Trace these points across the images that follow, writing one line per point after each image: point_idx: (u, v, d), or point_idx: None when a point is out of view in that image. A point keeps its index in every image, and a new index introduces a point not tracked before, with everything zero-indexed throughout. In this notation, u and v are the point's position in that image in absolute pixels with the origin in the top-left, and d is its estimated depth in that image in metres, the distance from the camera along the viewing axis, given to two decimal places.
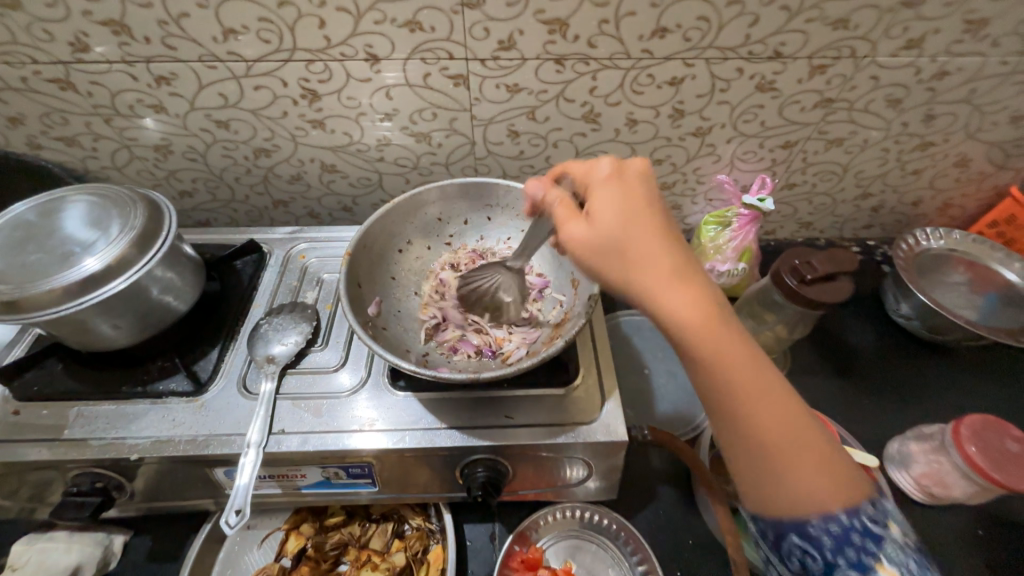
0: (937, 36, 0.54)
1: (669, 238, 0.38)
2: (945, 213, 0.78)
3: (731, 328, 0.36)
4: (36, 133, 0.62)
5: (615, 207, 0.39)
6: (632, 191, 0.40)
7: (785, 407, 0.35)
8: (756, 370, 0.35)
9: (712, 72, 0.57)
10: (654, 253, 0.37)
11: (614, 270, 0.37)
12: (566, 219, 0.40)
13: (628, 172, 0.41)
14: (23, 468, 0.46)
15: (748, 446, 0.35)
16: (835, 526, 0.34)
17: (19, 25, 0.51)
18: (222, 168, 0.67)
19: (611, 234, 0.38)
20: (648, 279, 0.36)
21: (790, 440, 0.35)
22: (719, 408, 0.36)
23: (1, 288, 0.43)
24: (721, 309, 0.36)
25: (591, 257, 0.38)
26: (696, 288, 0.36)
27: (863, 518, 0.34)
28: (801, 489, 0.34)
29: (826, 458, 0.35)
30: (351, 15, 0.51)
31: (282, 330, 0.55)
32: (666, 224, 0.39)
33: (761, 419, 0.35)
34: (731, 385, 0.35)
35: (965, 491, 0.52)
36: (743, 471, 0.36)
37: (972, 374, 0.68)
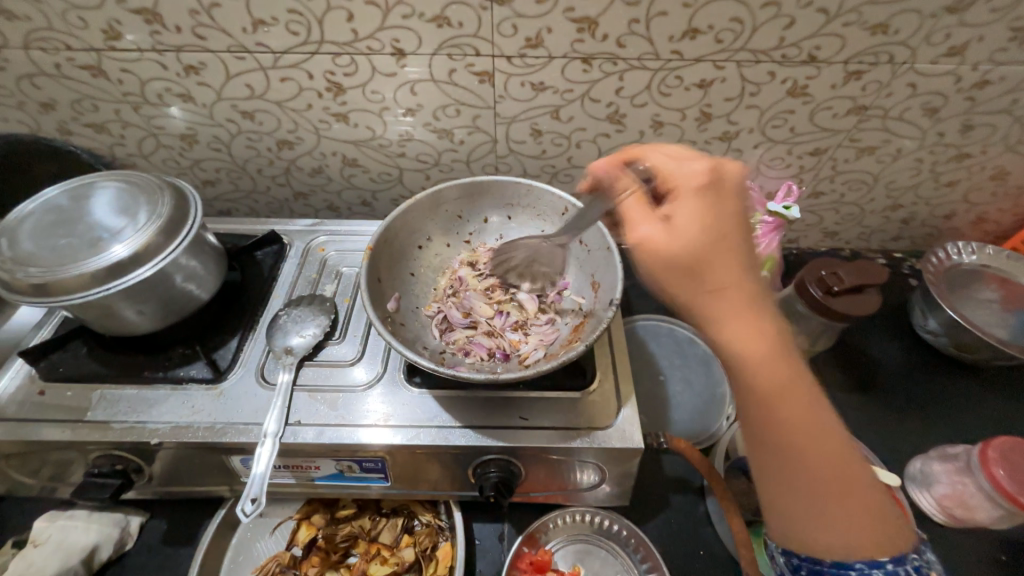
0: (980, 44, 0.52)
1: (750, 262, 0.36)
2: (978, 227, 0.76)
3: (791, 362, 0.35)
4: (67, 119, 0.63)
5: (698, 215, 0.37)
6: (720, 201, 0.38)
7: (838, 447, 0.35)
8: (811, 406, 0.35)
9: (742, 76, 0.56)
10: (732, 276, 0.35)
11: (682, 286, 0.36)
12: (639, 218, 0.40)
13: (715, 179, 0.38)
14: (46, 447, 0.47)
15: (792, 477, 0.35)
16: (879, 575, 0.33)
17: (55, 12, 0.52)
18: (246, 158, 0.68)
19: (689, 245, 0.36)
20: (716, 299, 0.35)
21: (839, 479, 0.34)
22: (768, 438, 0.35)
23: (32, 271, 0.44)
24: (785, 343, 0.36)
25: (659, 264, 0.37)
26: (763, 317, 0.35)
27: (909, 569, 0.34)
28: (842, 530, 0.34)
29: (870, 500, 0.35)
30: (379, 9, 0.51)
31: (301, 322, 0.55)
32: (749, 244, 0.37)
33: (813, 455, 0.34)
34: (786, 418, 0.34)
35: (990, 514, 0.51)
36: (780, 503, 0.36)
37: (1000, 395, 0.66)
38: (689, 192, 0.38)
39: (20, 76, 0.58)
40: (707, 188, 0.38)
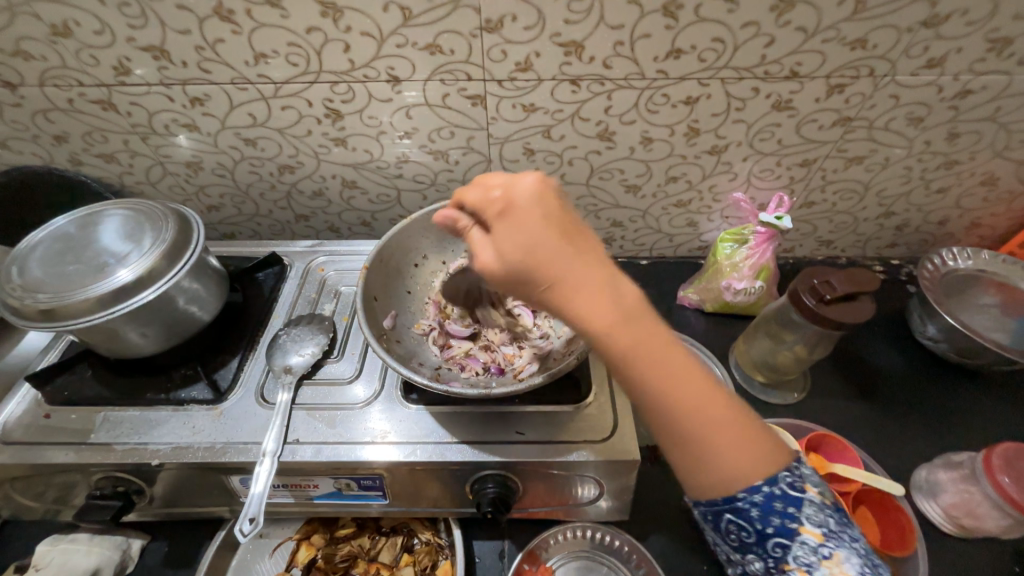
0: (958, 55, 0.54)
1: (578, 257, 0.35)
2: (974, 233, 0.76)
3: (646, 331, 0.35)
4: (79, 150, 0.66)
5: (514, 235, 0.35)
6: (529, 214, 0.35)
7: (709, 399, 0.35)
8: (677, 369, 0.35)
9: (727, 92, 0.57)
10: (564, 277, 0.34)
11: (528, 297, 0.36)
12: (475, 246, 0.37)
13: (523, 193, 0.36)
14: (50, 470, 0.48)
15: (676, 441, 0.36)
16: (759, 497, 0.36)
17: (69, 51, 0.55)
18: (249, 183, 0.70)
19: (518, 266, 0.35)
20: (563, 302, 0.35)
21: (716, 432, 0.35)
22: (645, 408, 0.36)
23: (40, 296, 0.45)
24: (638, 314, 0.35)
25: (504, 286, 0.36)
26: (608, 296, 0.35)
27: (783, 486, 0.36)
28: (728, 476, 0.36)
29: (748, 436, 0.36)
30: (374, 39, 0.53)
31: (300, 341, 0.56)
32: (573, 237, 0.36)
33: (686, 417, 0.35)
34: (653, 388, 0.35)
35: (999, 523, 0.50)
36: (677, 462, 0.37)
37: (1005, 400, 0.65)
38: (500, 214, 0.36)
39: (35, 112, 0.61)
40: (514, 208, 0.36)
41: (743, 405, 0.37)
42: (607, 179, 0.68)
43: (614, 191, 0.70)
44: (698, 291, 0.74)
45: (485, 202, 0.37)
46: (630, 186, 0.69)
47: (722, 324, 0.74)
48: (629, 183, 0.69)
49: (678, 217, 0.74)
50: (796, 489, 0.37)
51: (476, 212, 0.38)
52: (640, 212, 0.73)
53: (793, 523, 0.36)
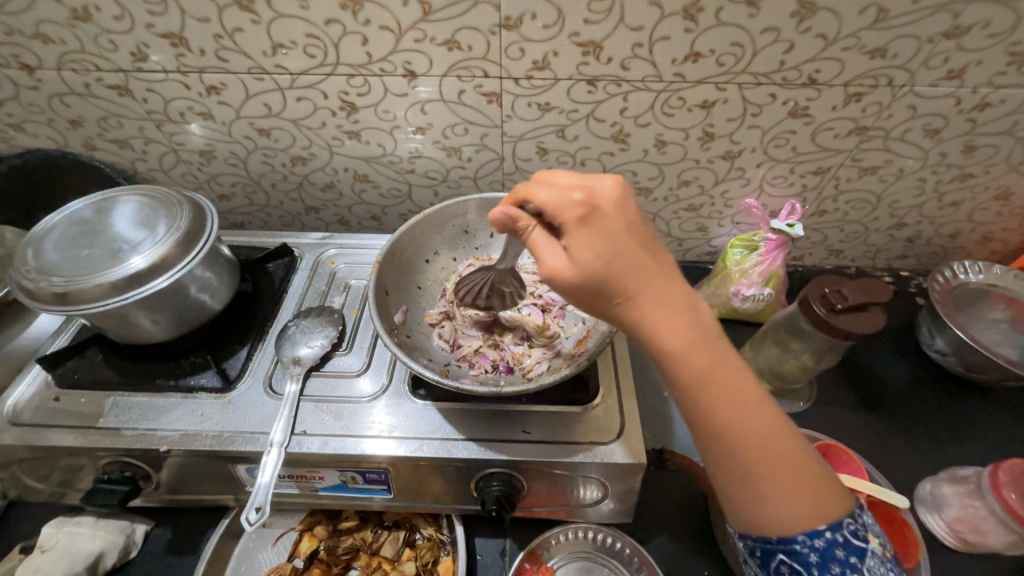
0: (979, 68, 0.53)
1: (655, 270, 0.36)
2: (985, 247, 0.76)
3: (714, 349, 0.37)
4: (93, 135, 0.66)
5: (594, 241, 0.36)
6: (613, 223, 0.36)
7: (766, 425, 0.37)
8: (739, 390, 0.37)
9: (743, 97, 0.57)
10: (640, 288, 0.36)
11: (599, 305, 0.37)
12: (544, 251, 0.38)
13: (601, 197, 0.37)
14: (56, 453, 0.48)
15: (732, 462, 0.37)
16: (820, 543, 0.36)
17: (88, 36, 0.55)
18: (261, 173, 0.70)
19: (594, 272, 0.35)
20: (637, 312, 0.36)
21: (773, 457, 0.36)
22: (703, 426, 0.37)
23: (54, 280, 0.46)
24: (708, 333, 0.37)
25: (574, 291, 0.37)
26: (679, 313, 0.36)
27: (846, 533, 0.37)
28: (778, 504, 0.37)
29: (804, 469, 0.37)
30: (393, 33, 0.53)
31: (309, 333, 0.56)
32: (650, 249, 0.37)
33: (748, 442, 0.36)
34: (717, 407, 0.36)
35: (1002, 540, 0.50)
36: (728, 486, 0.38)
37: (1011, 416, 0.65)
38: (579, 218, 0.36)
39: (51, 96, 0.61)
40: (595, 212, 0.36)
41: (797, 434, 0.39)
42: None
43: None
44: (706, 296, 0.74)
45: (562, 202, 0.37)
46: (642, 188, 0.69)
47: (729, 330, 0.74)
48: (641, 186, 0.69)
49: (688, 221, 0.74)
50: (860, 539, 0.37)
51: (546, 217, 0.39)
52: (651, 215, 0.73)
53: (854, 574, 0.36)
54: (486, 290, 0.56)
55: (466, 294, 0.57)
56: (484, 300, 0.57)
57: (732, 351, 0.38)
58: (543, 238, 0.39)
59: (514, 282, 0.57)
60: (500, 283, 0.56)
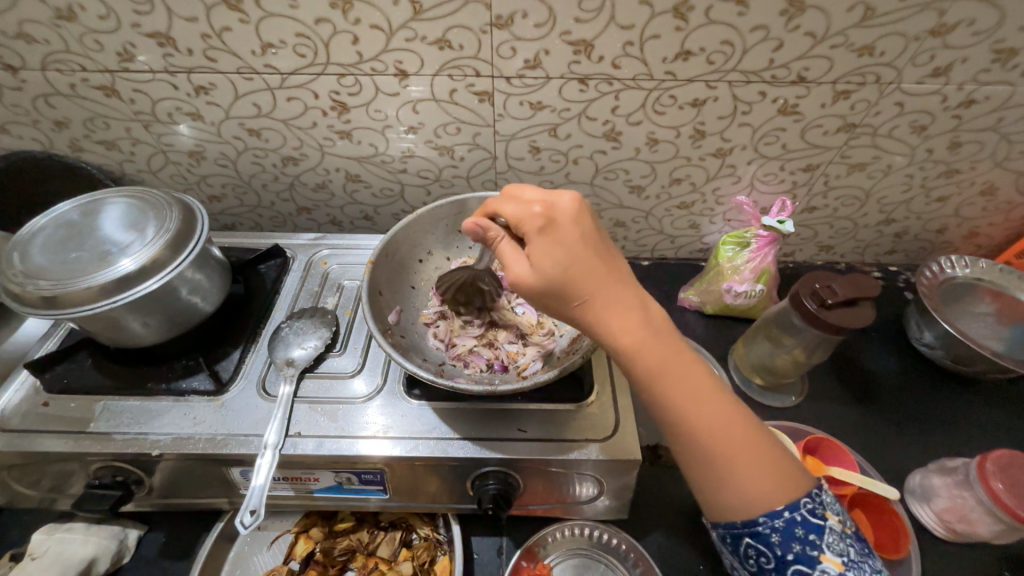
0: (964, 65, 0.54)
1: (611, 274, 0.38)
2: (971, 241, 0.77)
3: (669, 347, 0.38)
4: (79, 136, 0.65)
5: (553, 247, 0.37)
6: (569, 231, 0.37)
7: (725, 416, 0.38)
8: (698, 384, 0.38)
9: (734, 95, 0.58)
10: (597, 293, 0.37)
11: (560, 310, 0.38)
12: (508, 259, 0.39)
13: (559, 208, 0.38)
14: (46, 459, 0.47)
15: (696, 453, 0.38)
16: (780, 522, 0.37)
17: (73, 36, 0.54)
18: (251, 174, 0.70)
19: (554, 278, 0.36)
20: (595, 315, 0.37)
21: (735, 446, 0.37)
22: (666, 422, 0.38)
23: (42, 283, 0.45)
24: (663, 332, 0.39)
25: (537, 298, 0.38)
26: (635, 316, 0.38)
27: (804, 512, 0.37)
28: (744, 490, 0.37)
29: (766, 455, 0.38)
30: (383, 32, 0.53)
31: (302, 334, 0.56)
32: (605, 254, 0.38)
33: (709, 432, 0.37)
34: (677, 401, 0.37)
35: (990, 529, 0.51)
36: (696, 475, 0.39)
37: (998, 407, 0.66)
38: (538, 228, 0.38)
39: (36, 96, 0.60)
40: (552, 223, 0.38)
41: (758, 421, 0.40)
42: (612, 178, 0.68)
43: (618, 191, 0.70)
44: (699, 293, 0.74)
45: (522, 213, 0.39)
46: (634, 187, 0.69)
47: (722, 326, 0.74)
48: (633, 184, 0.69)
49: (680, 218, 0.74)
50: (818, 516, 0.37)
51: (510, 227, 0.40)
52: (643, 213, 0.73)
53: (814, 551, 0.36)
54: (463, 285, 0.57)
55: (445, 288, 0.58)
56: (463, 296, 0.57)
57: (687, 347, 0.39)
58: (507, 247, 0.40)
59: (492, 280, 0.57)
60: (479, 280, 0.57)
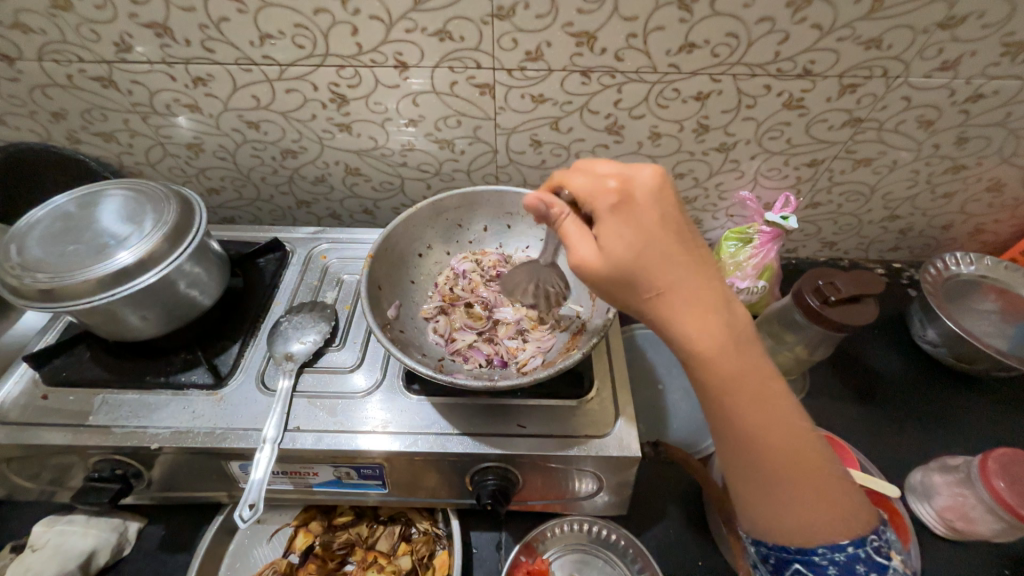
0: (973, 58, 0.53)
1: (689, 266, 0.37)
2: (977, 238, 0.76)
3: (743, 352, 0.37)
4: (77, 128, 0.65)
5: (627, 231, 0.37)
6: (646, 214, 0.38)
7: (790, 432, 0.37)
8: (767, 395, 0.37)
9: (738, 89, 0.57)
10: (671, 284, 0.36)
11: (625, 297, 0.38)
12: (575, 240, 0.40)
13: (639, 188, 0.38)
14: (45, 451, 0.48)
15: (752, 465, 0.37)
16: (841, 556, 0.36)
17: (69, 25, 0.54)
18: (250, 167, 0.69)
19: (625, 261, 0.37)
20: (665, 305, 0.37)
21: (793, 460, 0.36)
22: (722, 425, 0.37)
23: (39, 276, 0.45)
24: (738, 336, 0.37)
25: (601, 281, 0.38)
26: (712, 315, 0.37)
27: (869, 550, 0.37)
28: (794, 507, 0.37)
29: (824, 479, 0.37)
30: (383, 23, 0.52)
31: (301, 329, 0.56)
32: (683, 244, 0.37)
33: (771, 447, 0.36)
34: (740, 409, 0.36)
35: (991, 527, 0.50)
36: (744, 485, 0.38)
37: (1000, 406, 0.65)
38: (613, 206, 0.38)
39: (33, 87, 0.60)
40: (629, 201, 0.38)
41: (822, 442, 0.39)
42: None
43: None
44: None
45: (596, 190, 0.39)
46: None
47: None
48: None
49: (683, 213, 0.74)
50: (882, 556, 0.37)
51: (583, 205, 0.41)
52: None
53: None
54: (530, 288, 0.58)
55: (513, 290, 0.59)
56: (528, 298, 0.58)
57: (763, 356, 0.38)
58: (574, 227, 0.41)
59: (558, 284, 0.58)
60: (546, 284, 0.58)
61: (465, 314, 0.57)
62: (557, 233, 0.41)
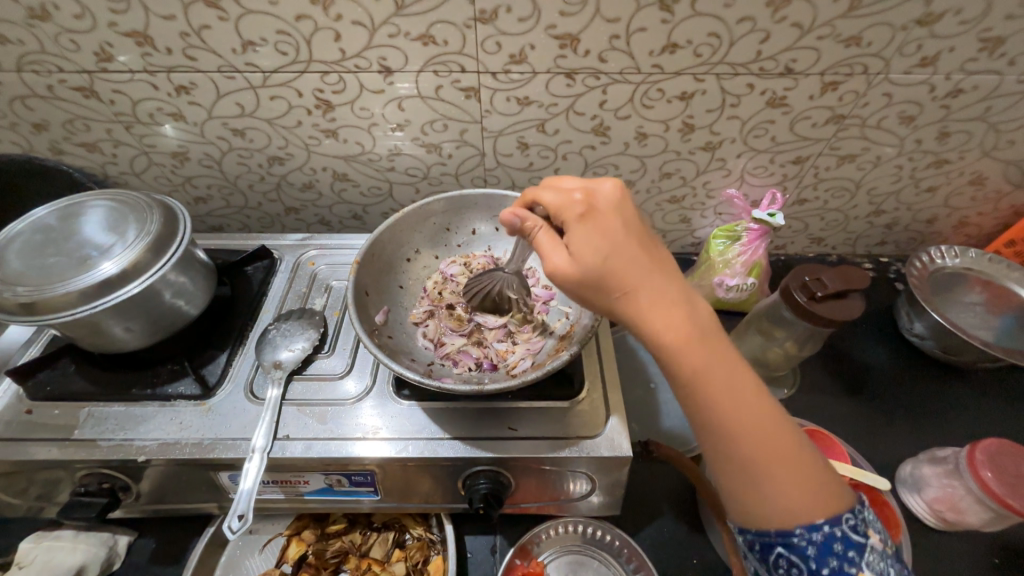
0: (951, 54, 0.54)
1: (653, 265, 0.38)
2: (961, 231, 0.77)
3: (713, 346, 0.37)
4: (59, 139, 0.64)
5: (593, 236, 0.38)
6: (610, 220, 0.39)
7: (763, 419, 0.37)
8: (739, 385, 0.37)
9: (722, 88, 0.57)
10: (638, 284, 0.37)
11: (598, 302, 0.38)
12: (547, 249, 0.40)
13: (601, 198, 0.40)
14: (32, 467, 0.47)
15: (733, 458, 0.37)
16: (818, 536, 0.36)
17: (48, 36, 0.53)
18: (237, 175, 0.69)
19: (594, 265, 0.37)
20: (635, 305, 0.37)
21: (770, 448, 0.36)
22: (700, 420, 0.37)
23: (20, 289, 0.44)
24: (705, 329, 0.38)
25: (574, 287, 0.38)
26: (680, 310, 0.37)
27: (845, 528, 0.36)
28: (778, 497, 0.36)
29: (801, 463, 0.37)
30: (365, 28, 0.52)
31: (290, 336, 0.55)
32: (646, 246, 0.39)
33: (750, 438, 0.36)
34: (715, 401, 0.36)
35: (980, 517, 0.51)
36: (730, 482, 0.38)
37: (988, 397, 0.66)
38: (580, 215, 0.40)
39: (13, 98, 0.59)
40: (594, 211, 0.40)
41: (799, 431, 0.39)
42: (602, 173, 0.68)
43: None
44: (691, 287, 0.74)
45: (565, 203, 0.41)
46: (624, 181, 0.69)
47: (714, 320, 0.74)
48: (623, 179, 0.69)
49: (671, 213, 0.74)
50: (859, 533, 0.36)
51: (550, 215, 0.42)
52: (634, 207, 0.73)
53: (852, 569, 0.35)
54: (492, 293, 0.57)
55: (474, 295, 0.58)
56: (490, 301, 0.57)
57: (730, 348, 0.38)
58: (545, 236, 0.41)
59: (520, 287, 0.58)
60: (506, 288, 0.57)
61: (450, 318, 0.57)
62: (529, 243, 0.42)
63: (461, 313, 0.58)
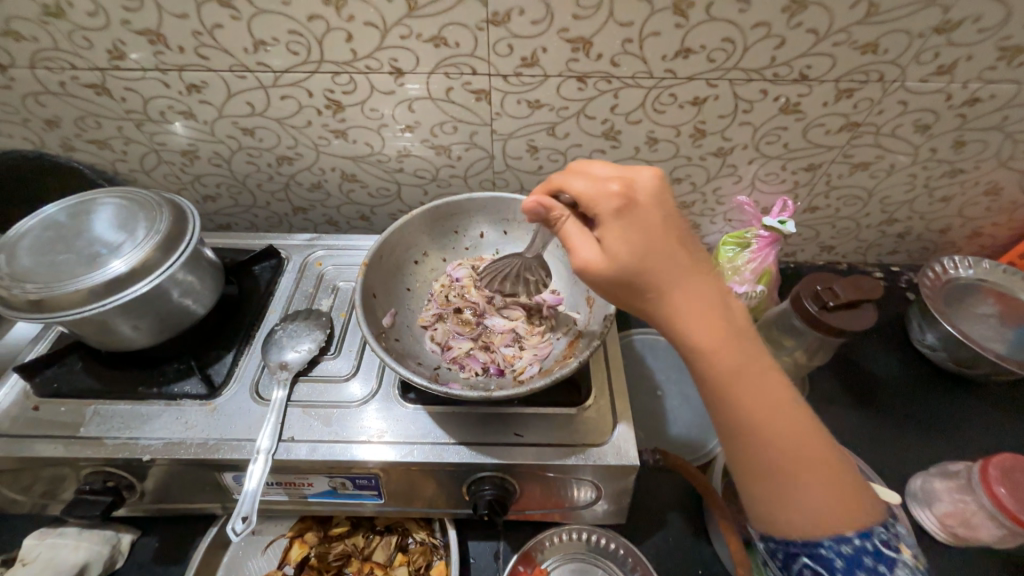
0: (969, 62, 0.53)
1: (689, 265, 0.37)
2: (975, 241, 0.76)
3: (744, 345, 0.37)
4: (70, 135, 0.64)
5: (628, 232, 0.37)
6: (647, 215, 0.37)
7: (794, 426, 0.36)
8: (770, 390, 0.37)
9: (735, 94, 0.57)
10: (672, 282, 0.37)
11: (629, 299, 0.38)
12: (576, 241, 0.40)
13: (638, 190, 0.38)
14: (38, 464, 0.47)
15: (761, 464, 0.36)
16: (847, 548, 0.35)
17: (62, 33, 0.53)
18: (246, 174, 0.69)
19: (627, 262, 0.37)
20: (667, 304, 0.37)
21: (801, 456, 0.36)
22: (728, 422, 0.37)
23: (29, 286, 0.44)
24: (739, 331, 0.37)
25: (605, 283, 0.38)
26: (713, 311, 0.37)
27: (876, 541, 0.35)
28: (805, 505, 0.36)
29: (833, 472, 0.36)
30: (377, 29, 0.52)
31: (296, 337, 0.55)
32: (683, 243, 0.38)
33: (778, 442, 0.36)
34: (744, 403, 0.36)
35: (992, 535, 0.50)
36: (754, 486, 0.37)
37: (1000, 410, 0.65)
38: (615, 210, 0.38)
39: (25, 95, 0.59)
40: (631, 204, 0.37)
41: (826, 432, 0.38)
42: None
43: None
44: None
45: (598, 193, 0.38)
46: None
47: None
48: None
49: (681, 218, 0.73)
50: (890, 548, 0.35)
51: (580, 206, 0.40)
52: None
53: None
54: (512, 276, 0.58)
55: (494, 277, 0.59)
56: (512, 285, 0.58)
57: (764, 352, 0.38)
58: (575, 229, 0.40)
59: (540, 270, 0.58)
60: (526, 270, 0.58)
61: (457, 322, 0.57)
62: (557, 235, 0.41)
63: (468, 315, 0.57)
